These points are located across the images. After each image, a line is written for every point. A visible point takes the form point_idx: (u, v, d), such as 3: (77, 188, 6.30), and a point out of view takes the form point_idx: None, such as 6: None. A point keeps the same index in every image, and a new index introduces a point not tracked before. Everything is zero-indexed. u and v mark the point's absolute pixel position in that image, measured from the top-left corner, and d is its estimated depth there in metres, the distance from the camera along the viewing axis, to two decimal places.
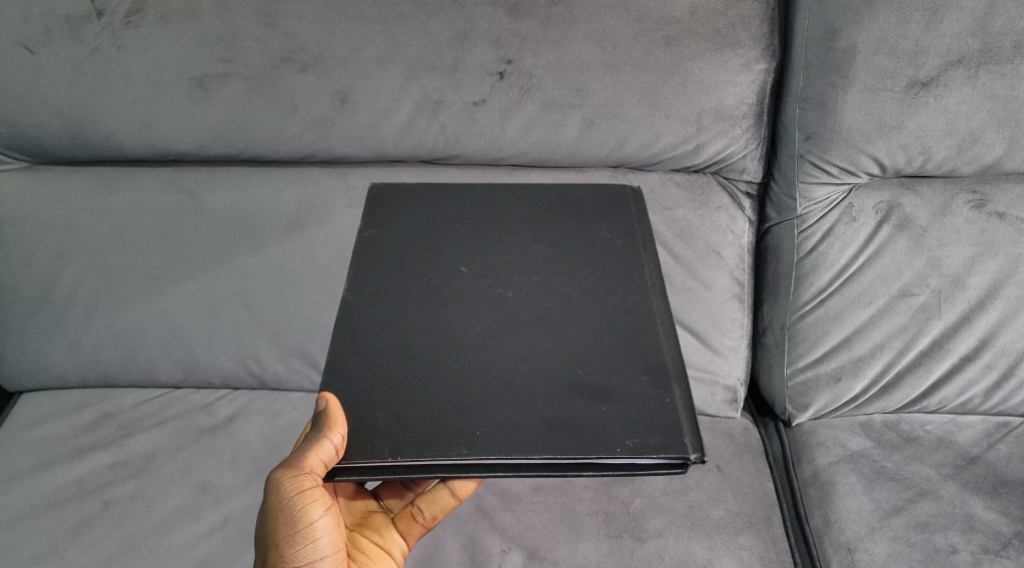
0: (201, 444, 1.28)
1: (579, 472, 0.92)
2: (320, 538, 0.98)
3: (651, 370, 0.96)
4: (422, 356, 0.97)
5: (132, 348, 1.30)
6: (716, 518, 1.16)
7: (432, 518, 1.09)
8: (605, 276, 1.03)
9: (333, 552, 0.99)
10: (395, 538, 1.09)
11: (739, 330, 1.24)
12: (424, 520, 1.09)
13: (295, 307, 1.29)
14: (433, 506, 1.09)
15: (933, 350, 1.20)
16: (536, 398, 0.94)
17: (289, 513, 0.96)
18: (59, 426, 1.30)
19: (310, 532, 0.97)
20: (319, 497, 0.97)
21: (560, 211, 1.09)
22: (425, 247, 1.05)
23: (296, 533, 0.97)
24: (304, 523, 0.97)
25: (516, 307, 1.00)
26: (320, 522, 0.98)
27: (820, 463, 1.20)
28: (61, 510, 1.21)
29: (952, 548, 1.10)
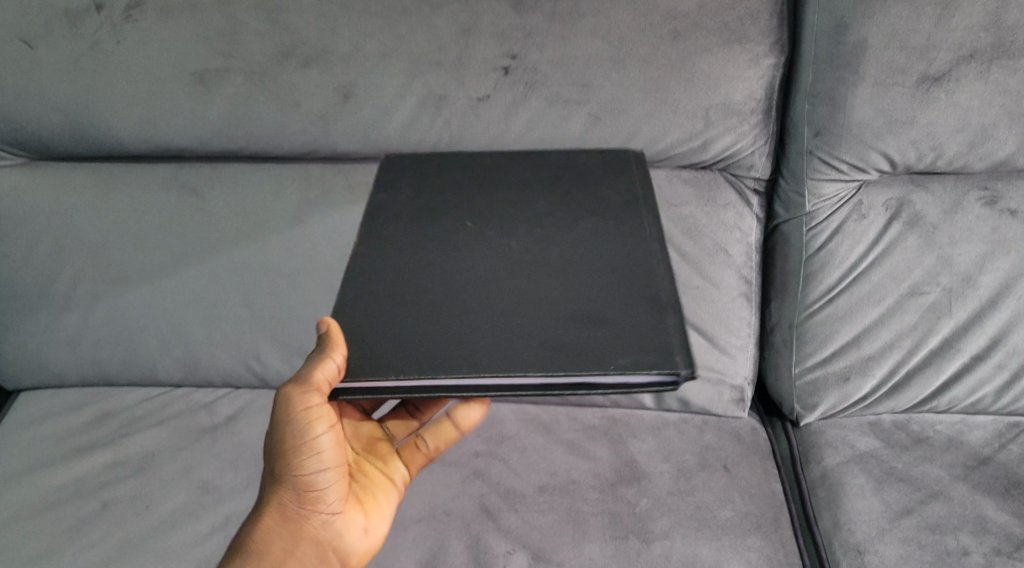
0: (202, 443, 1.26)
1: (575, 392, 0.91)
2: (323, 452, 0.99)
3: (650, 299, 0.95)
4: (422, 292, 0.96)
5: (131, 347, 1.29)
6: (723, 519, 1.15)
7: (435, 450, 1.11)
8: (607, 218, 1.02)
9: (337, 465, 1.00)
10: (397, 466, 1.10)
11: (747, 329, 1.23)
12: (427, 451, 1.11)
13: (297, 305, 1.27)
14: (437, 438, 1.11)
15: (944, 349, 1.18)
16: (534, 328, 0.93)
17: (295, 425, 0.96)
18: (58, 425, 1.28)
19: (314, 446, 0.98)
20: (325, 412, 0.97)
21: (564, 168, 1.08)
22: (426, 206, 1.04)
23: (300, 444, 0.97)
24: (309, 435, 0.97)
25: (518, 248, 1.00)
26: (325, 437, 0.98)
27: (829, 463, 1.18)
28: (60, 509, 1.19)
29: (964, 549, 1.09)
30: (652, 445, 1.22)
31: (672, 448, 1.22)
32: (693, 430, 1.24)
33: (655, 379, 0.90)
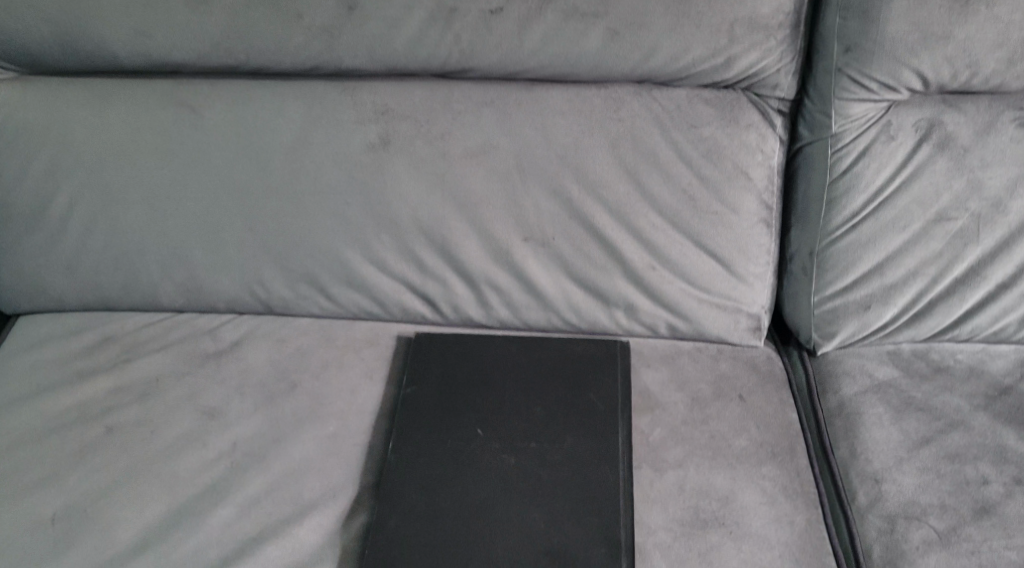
0: (206, 369, 1.25)
1: None
2: None
3: (607, 543, 1.03)
4: (418, 458, 1.11)
5: (131, 271, 1.27)
6: (738, 448, 1.13)
7: None
8: (584, 409, 1.16)
9: None
10: None
11: (766, 256, 1.20)
12: None
13: (303, 229, 1.24)
14: None
15: (969, 278, 1.16)
16: (514, 527, 1.05)
17: None
18: (59, 349, 1.28)
19: None
20: None
21: (554, 353, 1.23)
22: (434, 381, 1.20)
23: None
24: None
25: (508, 427, 1.14)
26: None
27: (846, 392, 1.17)
28: (64, 434, 1.18)
29: (983, 479, 1.08)
30: (666, 375, 1.22)
31: (685, 377, 1.21)
32: (707, 359, 1.23)
33: None
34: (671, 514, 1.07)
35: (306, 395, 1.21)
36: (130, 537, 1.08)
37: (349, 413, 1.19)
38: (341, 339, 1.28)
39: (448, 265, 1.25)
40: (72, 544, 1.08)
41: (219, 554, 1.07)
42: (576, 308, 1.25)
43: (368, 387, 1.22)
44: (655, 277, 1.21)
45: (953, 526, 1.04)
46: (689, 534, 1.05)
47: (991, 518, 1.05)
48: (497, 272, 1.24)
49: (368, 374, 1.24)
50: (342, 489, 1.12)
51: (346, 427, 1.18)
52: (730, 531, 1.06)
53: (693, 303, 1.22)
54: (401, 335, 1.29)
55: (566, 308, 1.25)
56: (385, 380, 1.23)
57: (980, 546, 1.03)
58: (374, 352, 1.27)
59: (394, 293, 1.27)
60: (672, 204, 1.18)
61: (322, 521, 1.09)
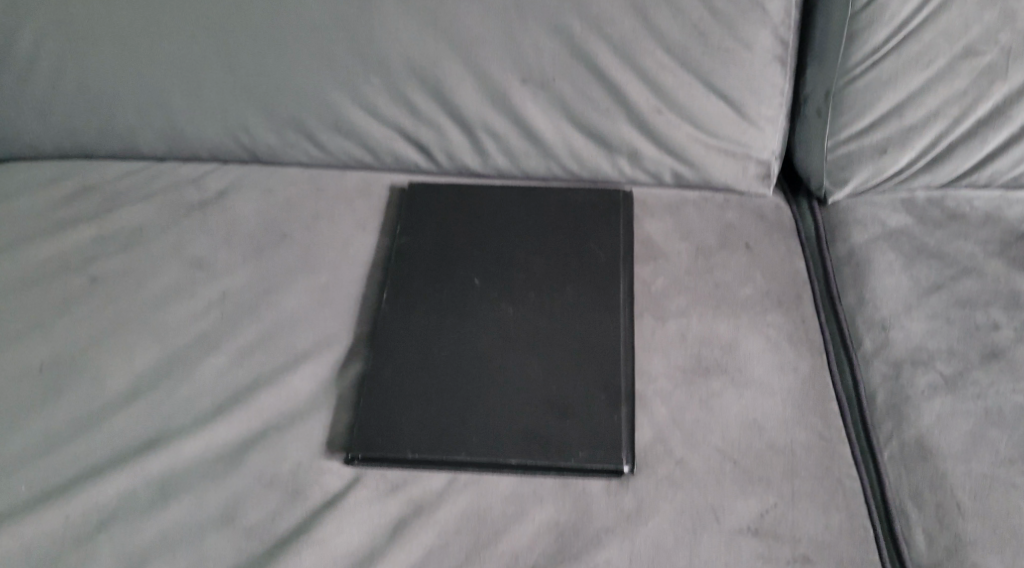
0: (192, 218, 1.20)
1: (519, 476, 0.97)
2: None
3: (607, 390, 1.00)
4: (413, 308, 1.08)
5: (108, 116, 1.21)
6: (744, 297, 1.10)
7: None
8: (583, 258, 1.11)
9: None
10: None
11: (778, 98, 1.14)
12: None
13: (285, 69, 1.16)
14: None
15: (992, 119, 1.11)
16: (511, 375, 1.02)
17: None
18: (38, 198, 1.23)
19: None
20: None
21: (553, 201, 1.17)
22: (428, 231, 1.15)
23: None
24: None
25: (504, 277, 1.10)
26: None
27: (856, 241, 1.14)
28: (47, 284, 1.14)
29: (994, 324, 1.06)
30: (669, 224, 1.17)
31: (689, 227, 1.17)
32: (713, 208, 1.19)
33: (598, 470, 0.97)
34: (673, 362, 1.05)
35: (296, 245, 1.17)
36: (121, 385, 1.05)
37: (341, 263, 1.15)
38: (332, 189, 1.23)
39: (442, 110, 1.18)
40: (61, 392, 1.05)
41: (212, 402, 1.04)
42: (576, 155, 1.19)
43: (361, 237, 1.18)
44: (661, 122, 1.15)
45: (960, 371, 1.03)
46: (691, 381, 1.03)
47: (999, 363, 1.03)
48: (493, 116, 1.17)
49: (361, 226, 1.19)
50: (336, 338, 1.08)
51: (339, 277, 1.14)
52: (732, 377, 1.03)
53: (700, 149, 1.17)
54: (394, 185, 1.24)
55: (566, 156, 1.19)
56: (379, 230, 1.19)
57: (987, 389, 1.01)
58: (366, 202, 1.22)
59: (386, 140, 1.21)
60: (680, 42, 1.10)
61: (317, 370, 1.06)
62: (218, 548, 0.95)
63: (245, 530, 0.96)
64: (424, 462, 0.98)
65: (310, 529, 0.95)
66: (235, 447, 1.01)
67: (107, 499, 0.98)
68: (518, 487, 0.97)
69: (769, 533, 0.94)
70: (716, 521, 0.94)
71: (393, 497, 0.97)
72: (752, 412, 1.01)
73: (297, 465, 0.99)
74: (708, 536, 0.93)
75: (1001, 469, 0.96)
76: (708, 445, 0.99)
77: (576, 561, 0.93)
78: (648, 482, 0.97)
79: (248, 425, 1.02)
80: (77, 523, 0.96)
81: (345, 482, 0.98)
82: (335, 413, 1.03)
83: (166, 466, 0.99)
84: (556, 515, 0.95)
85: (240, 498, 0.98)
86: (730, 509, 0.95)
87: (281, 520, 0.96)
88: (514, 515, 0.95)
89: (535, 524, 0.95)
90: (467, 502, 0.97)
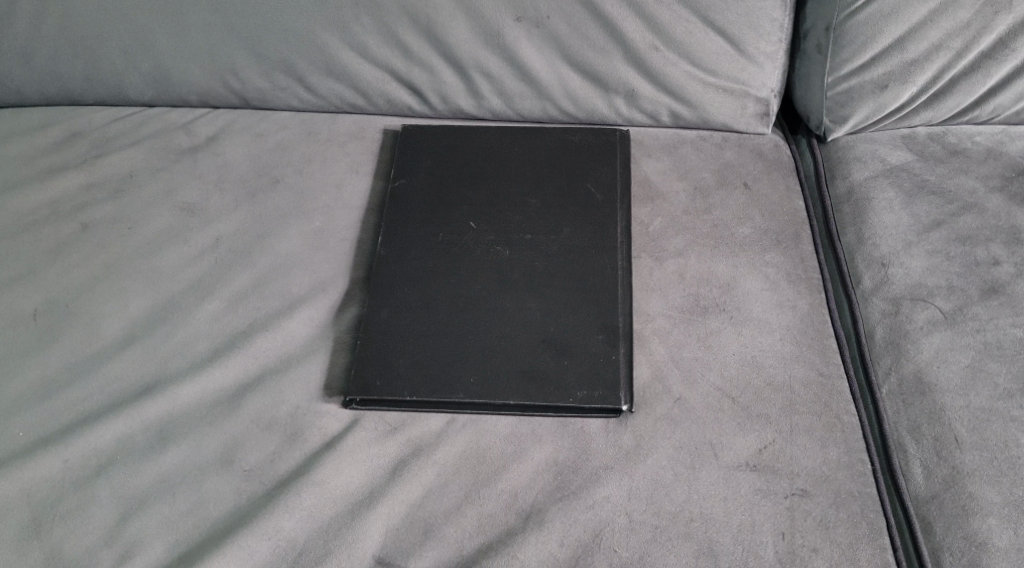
0: (182, 164, 1.19)
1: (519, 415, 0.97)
2: None
3: (606, 330, 1.00)
4: (409, 251, 1.07)
5: (94, 60, 1.19)
6: (742, 236, 1.09)
7: None
8: (580, 197, 1.10)
9: None
10: None
11: (778, 34, 1.12)
12: None
13: (274, 9, 1.13)
14: None
15: (995, 51, 1.10)
16: (509, 316, 1.01)
17: None
18: (26, 145, 1.21)
19: None
20: None
21: (548, 141, 1.16)
22: (424, 173, 1.13)
23: None
24: None
25: (502, 218, 1.09)
26: None
27: (856, 178, 1.13)
28: (38, 231, 1.13)
29: (995, 260, 1.05)
30: (666, 165, 1.16)
31: (687, 166, 1.16)
32: (710, 148, 1.18)
33: (597, 409, 0.96)
34: (671, 302, 1.04)
35: (289, 190, 1.16)
36: (116, 331, 1.05)
37: (335, 208, 1.14)
38: (324, 132, 1.22)
39: (435, 50, 1.16)
40: (56, 339, 1.04)
41: (208, 347, 1.04)
42: (571, 95, 1.17)
43: (354, 181, 1.17)
44: (657, 59, 1.13)
45: (960, 306, 1.02)
46: (688, 321, 1.03)
47: (999, 297, 1.03)
48: (486, 56, 1.15)
49: (355, 169, 1.18)
50: (331, 282, 1.08)
51: (333, 221, 1.13)
52: (730, 316, 1.03)
53: (697, 87, 1.15)
54: (387, 129, 1.22)
55: (561, 96, 1.17)
56: (373, 174, 1.17)
57: (986, 324, 1.01)
58: (359, 146, 1.20)
59: (378, 82, 1.19)
60: None
61: (313, 314, 1.05)
62: (218, 490, 0.95)
63: (245, 473, 0.96)
64: (422, 404, 0.98)
65: (309, 469, 0.95)
66: (233, 392, 1.01)
67: (105, 443, 0.98)
68: (516, 428, 0.97)
69: (768, 468, 0.94)
70: (715, 457, 0.94)
71: (391, 438, 0.97)
72: (750, 349, 1.00)
73: (295, 408, 0.99)
74: (706, 472, 0.94)
75: (999, 402, 0.96)
76: (706, 383, 0.99)
77: (575, 497, 0.93)
78: (646, 419, 0.97)
79: (245, 370, 1.02)
80: (76, 467, 0.96)
81: (343, 424, 0.98)
82: (332, 356, 1.02)
83: (164, 410, 0.99)
84: (555, 453, 0.96)
85: (239, 440, 0.98)
86: (729, 445, 0.95)
87: (280, 461, 0.96)
88: (513, 453, 0.96)
89: (534, 462, 0.95)
90: (466, 441, 0.97)
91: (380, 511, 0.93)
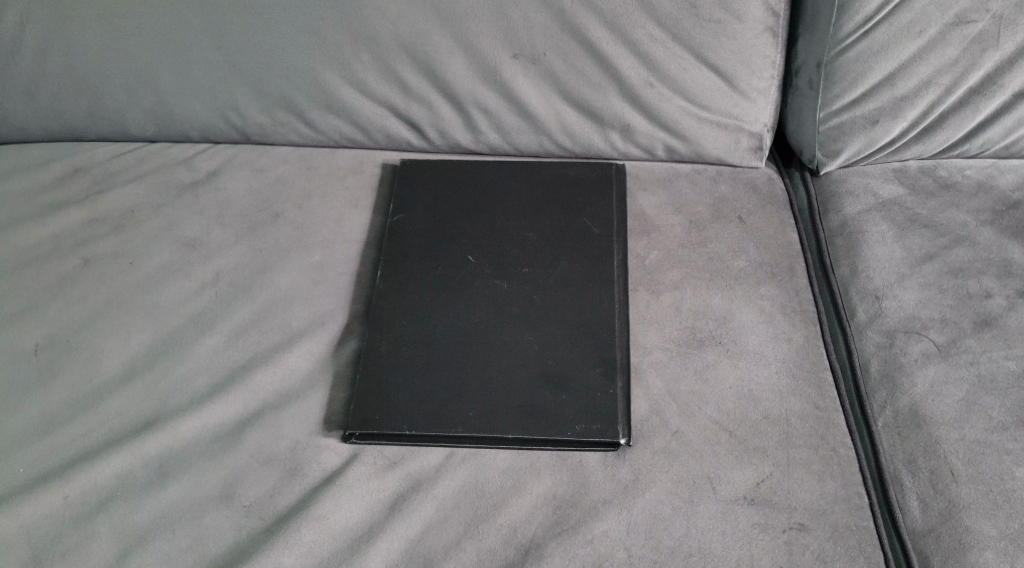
0: (184, 199, 1.20)
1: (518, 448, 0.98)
2: None
3: (603, 363, 1.01)
4: (408, 287, 1.08)
5: (97, 97, 1.20)
6: (737, 269, 1.10)
7: None
8: (577, 231, 1.11)
9: None
10: None
11: (770, 70, 1.14)
12: None
13: (275, 47, 1.15)
14: None
15: (984, 88, 1.12)
16: (508, 350, 1.02)
17: None
18: (29, 181, 1.22)
19: None
20: None
21: (544, 176, 1.17)
22: (422, 209, 1.15)
23: None
24: None
25: (499, 254, 1.10)
26: None
27: (849, 212, 1.15)
28: (39, 266, 1.14)
29: (987, 293, 1.07)
30: (662, 198, 1.17)
31: (682, 200, 1.17)
32: (705, 182, 1.19)
33: (596, 443, 0.97)
34: (667, 335, 1.05)
35: (289, 225, 1.17)
36: (117, 366, 1.05)
37: (334, 243, 1.15)
38: (324, 167, 1.23)
39: (433, 87, 1.17)
40: (57, 374, 1.05)
41: (209, 382, 1.04)
42: (568, 130, 1.19)
43: (353, 215, 1.18)
44: (652, 95, 1.15)
45: (953, 339, 1.03)
46: (685, 354, 1.04)
47: (991, 330, 1.04)
48: (483, 93, 1.17)
49: (354, 204, 1.19)
50: (331, 317, 1.08)
51: (333, 256, 1.14)
52: (726, 348, 1.04)
53: (692, 122, 1.16)
54: (385, 164, 1.24)
55: (558, 131, 1.19)
56: (372, 208, 1.18)
57: (979, 356, 1.02)
58: (358, 181, 1.22)
59: (377, 118, 1.20)
60: (671, 14, 1.09)
61: (312, 348, 1.06)
62: (218, 526, 0.95)
63: (245, 508, 0.96)
64: (421, 438, 0.98)
65: (309, 505, 0.96)
66: (233, 427, 1.01)
67: (105, 479, 0.98)
68: (516, 461, 0.98)
69: (766, 501, 0.94)
70: (713, 490, 0.95)
71: (391, 473, 0.98)
72: (746, 382, 1.01)
73: (295, 443, 1.00)
74: (704, 506, 0.94)
75: (994, 434, 0.97)
76: (704, 416, 0.99)
77: (575, 531, 0.94)
78: (645, 453, 0.98)
79: (245, 405, 1.02)
80: (76, 503, 0.97)
81: (342, 458, 0.99)
82: (331, 391, 1.03)
83: (164, 446, 1.00)
84: (554, 487, 0.96)
85: (240, 475, 0.98)
86: (727, 478, 0.96)
87: (280, 497, 0.97)
88: (512, 487, 0.96)
89: (533, 496, 0.96)
90: (465, 475, 0.97)
91: (380, 547, 0.93)
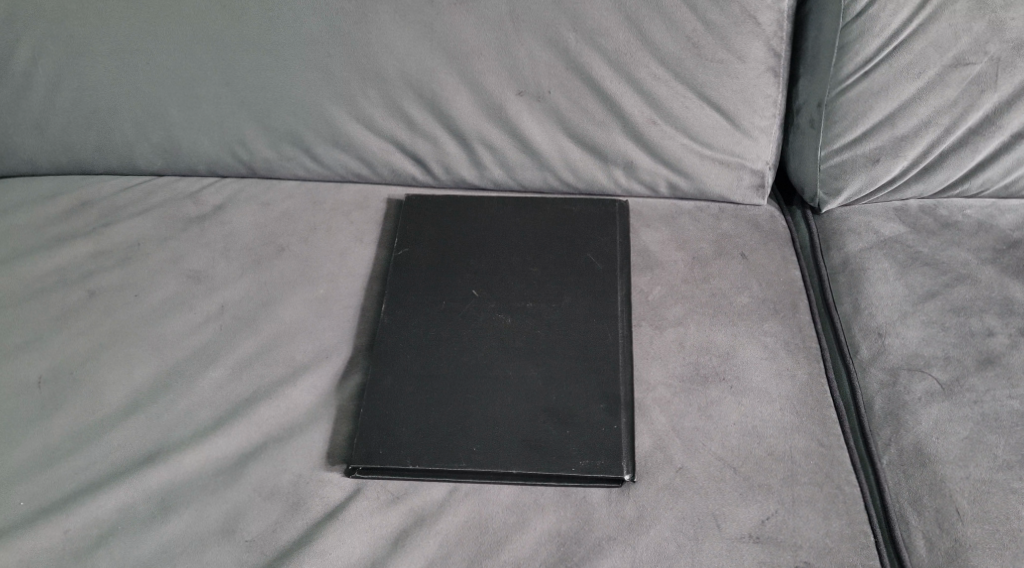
0: (190, 232, 1.21)
1: (522, 483, 0.97)
2: None
3: (607, 400, 1.01)
4: (413, 321, 1.08)
5: (106, 131, 1.21)
6: (740, 305, 1.11)
7: None
8: (580, 268, 1.12)
9: None
10: None
11: (772, 109, 1.15)
12: None
13: (283, 83, 1.16)
14: None
15: (983, 128, 1.13)
16: (511, 384, 1.02)
17: None
18: (36, 215, 1.23)
19: None
20: None
21: (547, 212, 1.18)
22: (427, 243, 1.15)
23: None
24: None
25: (502, 289, 1.10)
26: None
27: (851, 249, 1.16)
28: (43, 299, 1.14)
29: (990, 331, 1.07)
30: (665, 234, 1.18)
31: (686, 236, 1.18)
32: (708, 219, 1.20)
33: (600, 480, 0.97)
34: (672, 371, 1.05)
35: (294, 258, 1.17)
36: (119, 399, 1.05)
37: (339, 277, 1.15)
38: (329, 202, 1.24)
39: (438, 123, 1.18)
40: (59, 407, 1.05)
41: (211, 416, 1.04)
42: (572, 167, 1.20)
43: (358, 250, 1.18)
44: (656, 133, 1.16)
45: (957, 377, 1.04)
46: (689, 390, 1.04)
47: (995, 368, 1.04)
48: (489, 130, 1.18)
49: (359, 238, 1.19)
50: (335, 350, 1.09)
51: (337, 290, 1.14)
52: (730, 386, 1.04)
53: (695, 160, 1.17)
54: (390, 199, 1.24)
55: (562, 167, 1.19)
56: (376, 243, 1.19)
57: (983, 395, 1.02)
58: (363, 215, 1.22)
59: (382, 154, 1.21)
60: (675, 53, 1.11)
61: (316, 382, 1.06)
62: (219, 560, 0.95)
63: (246, 543, 0.96)
64: (424, 472, 0.98)
65: (310, 541, 0.95)
66: (235, 460, 1.01)
67: (106, 513, 0.97)
68: (519, 497, 0.97)
69: (771, 539, 0.94)
70: (718, 528, 0.95)
71: (394, 508, 0.97)
72: (751, 420, 1.01)
73: (297, 477, 0.99)
74: (709, 543, 0.94)
75: (998, 473, 0.97)
76: (708, 452, 0.99)
77: None
78: (649, 489, 0.97)
79: (248, 439, 1.02)
80: (76, 538, 0.96)
81: (346, 494, 0.98)
82: (335, 425, 1.03)
83: (165, 479, 0.99)
84: (558, 523, 0.96)
85: (242, 510, 0.97)
86: (732, 516, 0.95)
87: (281, 532, 0.96)
88: (516, 523, 0.96)
89: (537, 533, 0.95)
90: (468, 511, 0.97)
91: None
